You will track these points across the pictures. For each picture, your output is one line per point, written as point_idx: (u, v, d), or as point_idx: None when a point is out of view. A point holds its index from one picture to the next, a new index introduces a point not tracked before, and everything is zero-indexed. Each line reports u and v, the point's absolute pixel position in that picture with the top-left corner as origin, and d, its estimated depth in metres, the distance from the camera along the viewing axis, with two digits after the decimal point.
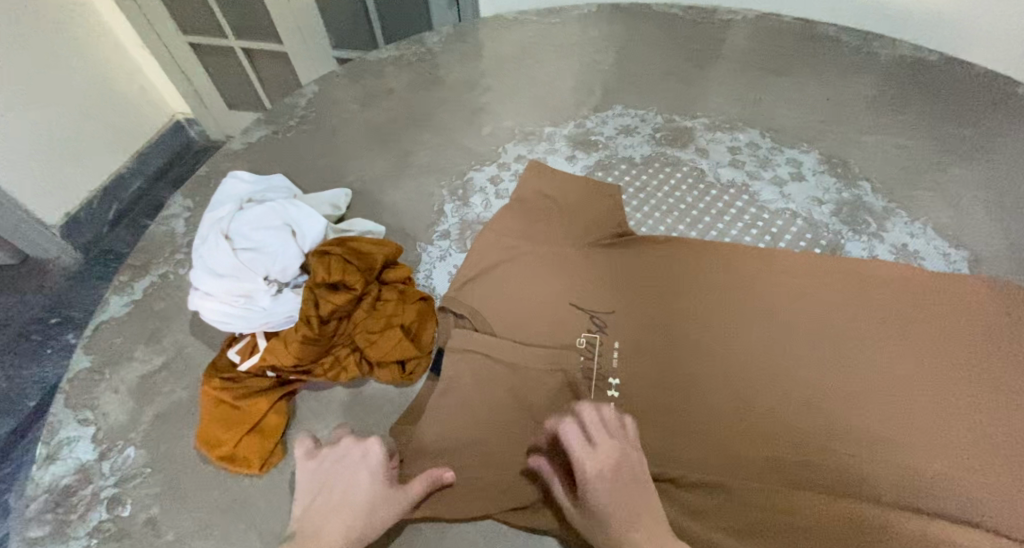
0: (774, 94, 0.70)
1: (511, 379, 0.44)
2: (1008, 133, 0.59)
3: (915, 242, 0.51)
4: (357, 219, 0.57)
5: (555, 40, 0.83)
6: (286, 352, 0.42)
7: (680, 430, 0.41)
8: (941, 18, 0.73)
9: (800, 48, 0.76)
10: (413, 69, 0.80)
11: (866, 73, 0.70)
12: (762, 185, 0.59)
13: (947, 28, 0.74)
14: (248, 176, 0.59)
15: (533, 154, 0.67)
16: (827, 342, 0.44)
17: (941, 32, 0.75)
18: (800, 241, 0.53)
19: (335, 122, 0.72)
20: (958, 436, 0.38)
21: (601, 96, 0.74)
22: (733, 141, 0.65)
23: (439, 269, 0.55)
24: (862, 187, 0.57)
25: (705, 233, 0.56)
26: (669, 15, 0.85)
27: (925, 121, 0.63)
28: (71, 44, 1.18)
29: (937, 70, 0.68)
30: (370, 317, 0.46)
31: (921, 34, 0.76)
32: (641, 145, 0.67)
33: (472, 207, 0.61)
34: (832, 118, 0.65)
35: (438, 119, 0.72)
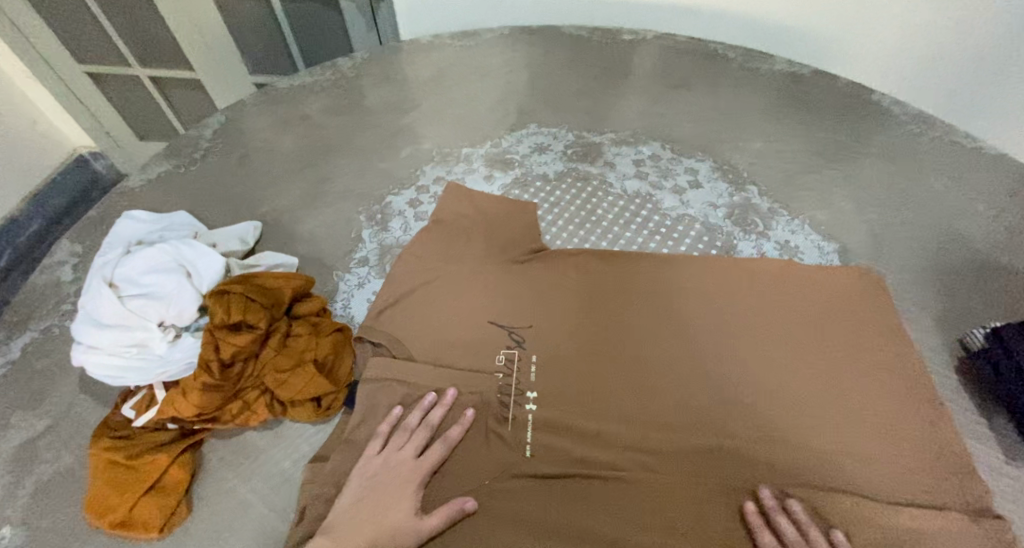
0: (674, 108, 0.76)
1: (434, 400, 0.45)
2: (867, 135, 0.68)
3: (796, 238, 0.57)
4: (267, 252, 0.55)
5: (471, 63, 0.85)
6: (186, 402, 0.40)
7: (598, 434, 0.43)
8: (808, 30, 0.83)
9: (694, 65, 0.82)
10: (327, 95, 0.79)
11: (750, 86, 0.77)
12: (665, 194, 0.63)
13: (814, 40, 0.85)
14: (145, 215, 0.56)
15: (451, 175, 0.68)
16: (728, 337, 0.48)
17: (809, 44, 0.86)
18: (699, 244, 0.58)
19: (245, 152, 0.70)
20: (836, 413, 0.43)
21: (516, 115, 0.77)
22: (638, 154, 0.69)
23: (357, 297, 0.54)
24: (750, 191, 0.62)
25: (616, 242, 0.59)
26: (577, 37, 0.89)
27: (801, 128, 0.70)
28: None
29: (809, 82, 0.76)
30: (279, 355, 0.44)
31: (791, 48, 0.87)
32: (554, 162, 0.70)
33: (391, 231, 0.60)
34: (724, 128, 0.71)
35: (354, 144, 0.71)
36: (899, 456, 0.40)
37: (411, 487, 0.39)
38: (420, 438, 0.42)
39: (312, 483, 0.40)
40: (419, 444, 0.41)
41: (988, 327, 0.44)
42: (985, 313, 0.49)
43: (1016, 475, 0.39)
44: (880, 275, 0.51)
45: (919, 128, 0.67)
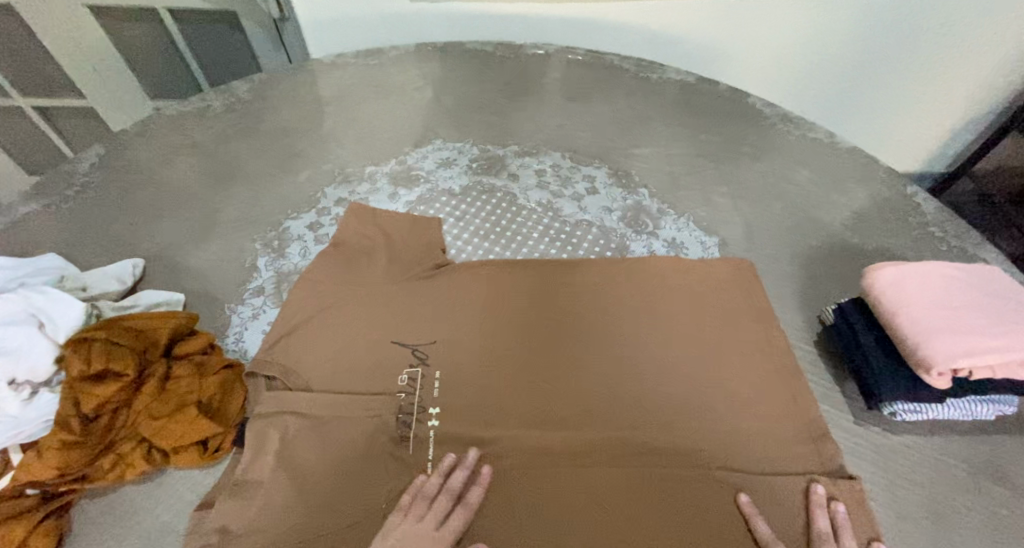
0: (573, 118, 0.79)
1: (333, 427, 0.44)
2: (743, 135, 0.74)
3: (682, 235, 0.61)
4: (148, 291, 0.52)
5: (375, 81, 0.85)
6: (44, 464, 0.37)
7: (500, 443, 0.44)
8: None
9: (592, 76, 0.87)
10: (221, 120, 0.76)
11: (642, 94, 0.83)
12: (564, 202, 0.66)
13: None
14: (4, 261, 0.51)
15: (354, 196, 0.67)
16: (622, 335, 0.50)
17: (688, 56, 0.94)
18: (595, 248, 0.60)
19: (128, 185, 0.66)
20: (715, 395, 0.46)
21: (421, 132, 0.78)
22: (540, 164, 0.71)
23: (251, 329, 0.52)
24: (642, 193, 0.66)
25: (520, 251, 0.61)
26: (481, 52, 0.92)
27: (686, 132, 0.75)
28: None
29: (693, 88, 0.83)
30: (157, 400, 0.41)
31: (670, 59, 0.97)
32: (459, 176, 0.71)
33: (289, 257, 0.59)
34: (618, 135, 0.75)
35: (250, 170, 0.69)
36: (770, 429, 0.44)
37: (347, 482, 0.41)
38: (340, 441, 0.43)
39: (197, 531, 0.38)
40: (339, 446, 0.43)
41: (836, 304, 0.49)
42: (840, 290, 0.55)
43: (861, 434, 0.44)
44: (752, 264, 0.56)
45: (786, 126, 0.75)
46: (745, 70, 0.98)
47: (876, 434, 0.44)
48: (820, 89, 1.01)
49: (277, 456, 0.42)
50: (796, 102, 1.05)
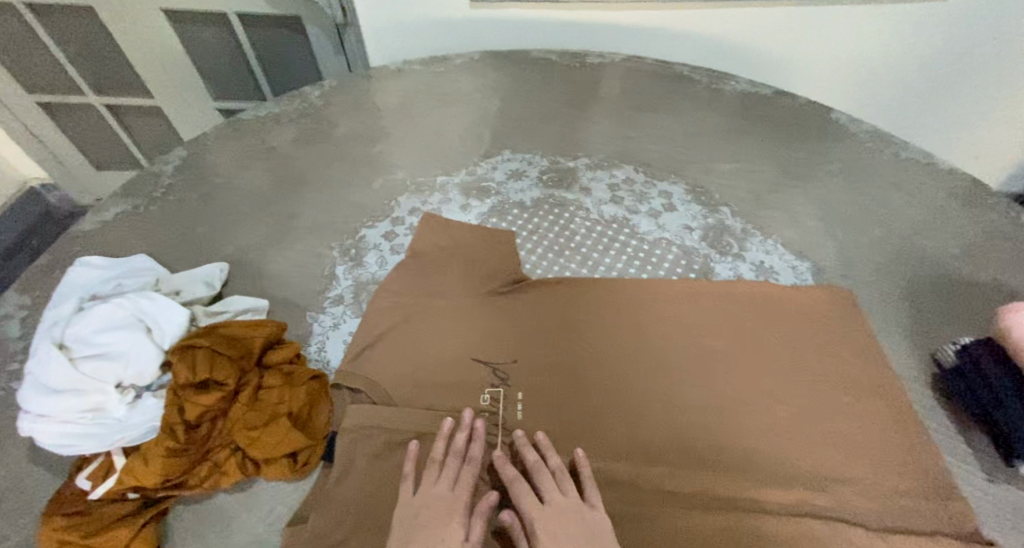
0: (643, 130, 0.77)
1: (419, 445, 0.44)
2: (827, 153, 0.70)
3: (770, 259, 0.58)
4: (235, 296, 0.53)
5: (441, 88, 0.85)
6: (149, 471, 0.37)
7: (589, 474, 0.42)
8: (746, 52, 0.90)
9: (661, 87, 0.84)
10: (295, 125, 0.77)
11: (715, 106, 0.80)
12: (641, 218, 0.64)
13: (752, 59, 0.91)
14: (102, 261, 0.53)
15: (427, 206, 0.67)
16: (712, 364, 0.48)
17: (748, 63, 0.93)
18: (676, 268, 0.58)
19: (210, 188, 0.67)
20: (818, 436, 0.43)
21: (489, 142, 0.77)
22: (612, 178, 0.69)
23: (333, 339, 0.52)
24: (723, 212, 0.63)
25: (595, 269, 0.59)
26: (546, 61, 0.90)
27: (766, 148, 0.72)
28: None
29: (769, 102, 0.79)
30: (251, 410, 0.42)
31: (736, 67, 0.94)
32: (530, 188, 0.69)
33: (366, 267, 0.59)
34: (694, 149, 0.73)
35: (325, 176, 0.70)
36: (885, 479, 0.40)
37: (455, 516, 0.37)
38: (451, 471, 0.40)
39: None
40: (451, 477, 0.39)
41: (958, 343, 0.46)
42: (949, 326, 0.51)
43: (988, 490, 0.41)
44: (852, 294, 0.53)
45: (876, 144, 0.70)
46: (818, 83, 0.94)
47: (1006, 490, 0.41)
48: (899, 104, 0.96)
49: (365, 472, 0.41)
50: (872, 117, 0.99)
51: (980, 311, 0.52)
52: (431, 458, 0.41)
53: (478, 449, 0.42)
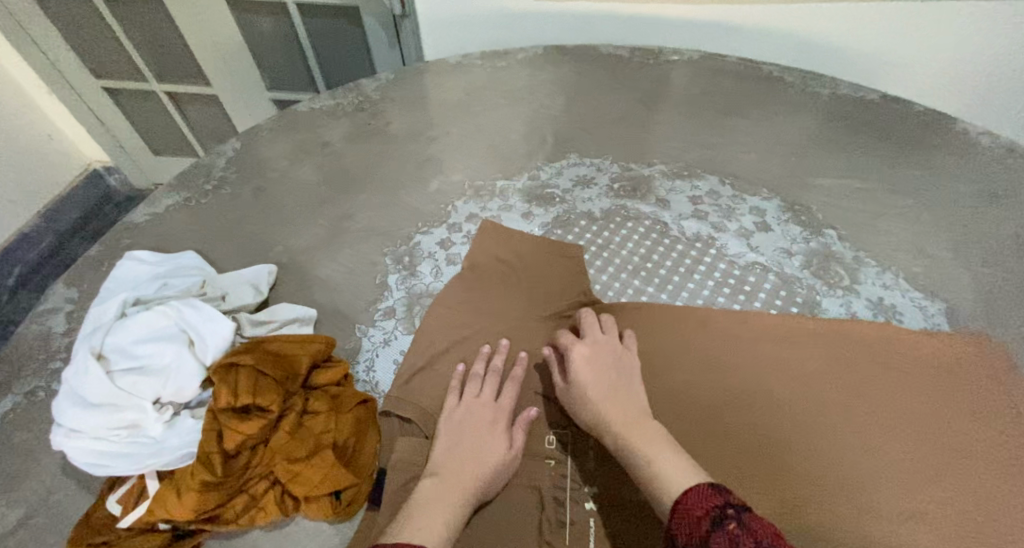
0: (727, 136, 0.69)
1: None
2: (953, 170, 0.60)
3: (890, 295, 0.49)
4: (282, 304, 0.49)
5: (503, 84, 0.79)
6: (180, 505, 0.33)
7: None
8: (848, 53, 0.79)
9: (746, 87, 0.75)
10: (349, 119, 0.73)
11: (811, 112, 0.70)
12: (729, 237, 0.56)
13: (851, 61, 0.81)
14: (151, 257, 0.51)
15: (486, 212, 0.61)
16: (834, 428, 0.40)
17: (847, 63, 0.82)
18: (775, 299, 0.50)
19: (261, 183, 0.64)
20: (971, 532, 0.34)
21: (554, 143, 0.70)
22: (694, 190, 0.62)
23: (383, 357, 0.47)
24: (828, 235, 0.55)
25: (678, 295, 0.51)
26: (616, 56, 0.83)
27: (876, 161, 0.62)
28: None
29: (876, 108, 0.69)
30: (293, 440, 0.37)
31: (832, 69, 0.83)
32: (600, 198, 0.62)
33: (420, 277, 0.54)
34: (789, 161, 0.64)
35: (379, 175, 0.65)
36: None
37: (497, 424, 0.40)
38: (493, 384, 0.42)
39: None
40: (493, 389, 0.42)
41: None
42: None
43: None
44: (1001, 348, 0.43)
45: (1016, 163, 0.59)
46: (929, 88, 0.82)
47: None
48: None
49: None
50: (994, 129, 0.85)
51: None
52: (473, 372, 0.43)
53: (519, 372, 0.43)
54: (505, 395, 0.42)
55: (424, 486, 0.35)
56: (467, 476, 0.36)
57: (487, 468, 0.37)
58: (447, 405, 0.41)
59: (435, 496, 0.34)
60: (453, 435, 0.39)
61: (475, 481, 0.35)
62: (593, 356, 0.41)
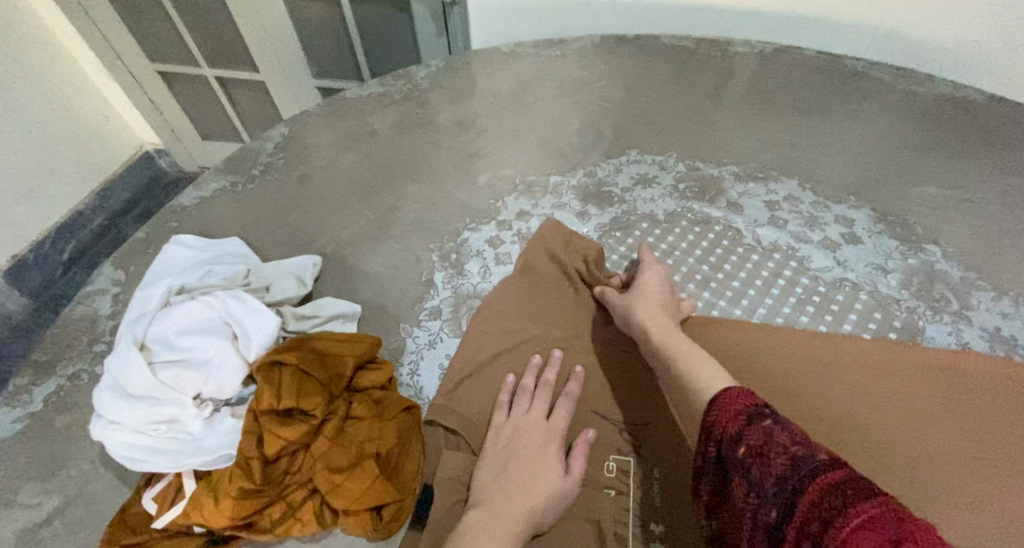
0: (807, 136, 0.62)
1: None
2: None
3: (1010, 326, 0.42)
4: (326, 297, 0.46)
5: (557, 75, 0.75)
6: (216, 510, 0.31)
7: None
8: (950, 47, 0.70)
9: (828, 84, 0.68)
10: (398, 107, 0.70)
11: (904, 113, 0.63)
12: (812, 249, 0.50)
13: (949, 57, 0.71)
14: (196, 242, 0.50)
15: (538, 210, 0.57)
16: (952, 477, 0.34)
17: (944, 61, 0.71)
18: (869, 323, 0.44)
19: (307, 170, 0.62)
20: None
21: (612, 139, 0.66)
22: (770, 194, 0.56)
23: (428, 361, 0.44)
24: (930, 251, 0.48)
25: (755, 310, 0.46)
26: (680, 48, 0.77)
27: (986, 171, 0.55)
28: (33, 75, 1.16)
29: (983, 110, 0.61)
30: (334, 447, 0.34)
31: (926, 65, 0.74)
32: (663, 198, 0.57)
33: (468, 276, 0.50)
34: (880, 167, 0.57)
35: (427, 166, 0.62)
36: None
37: (552, 447, 0.36)
38: (545, 400, 0.38)
39: None
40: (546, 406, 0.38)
41: None
42: None
43: None
44: None
45: None
46: None
47: None
48: None
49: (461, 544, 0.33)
50: None
51: None
52: (523, 386, 0.40)
53: (574, 387, 0.40)
54: (556, 412, 0.38)
55: (472, 514, 0.31)
56: (516, 505, 0.32)
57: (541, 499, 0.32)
58: (496, 422, 0.38)
59: (486, 523, 0.30)
60: (501, 456, 0.35)
61: (529, 510, 0.32)
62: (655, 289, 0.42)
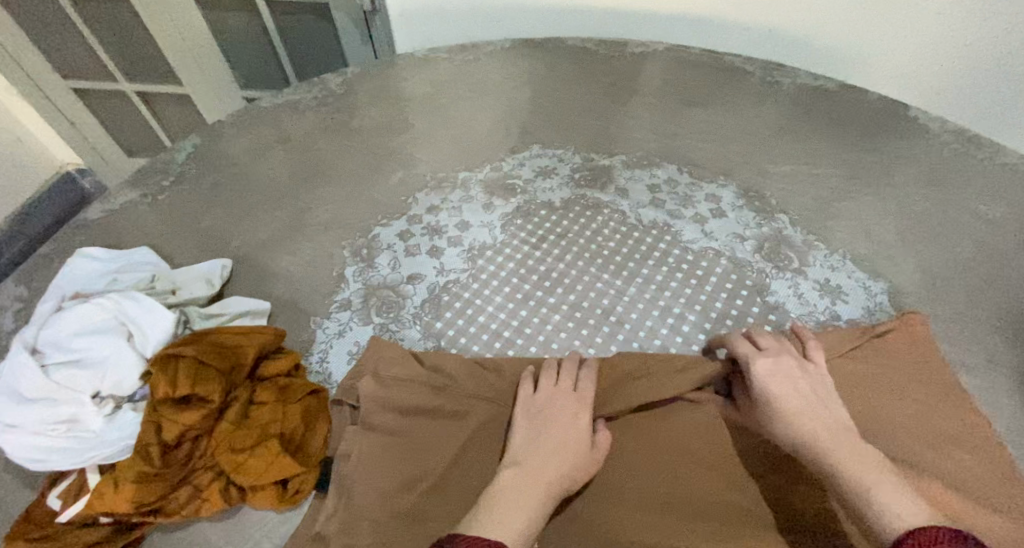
0: (688, 126, 0.69)
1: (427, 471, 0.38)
2: (906, 156, 0.61)
3: (837, 276, 0.50)
4: (235, 297, 0.49)
5: (469, 77, 0.80)
6: (116, 497, 0.33)
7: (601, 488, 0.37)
8: (809, 40, 0.80)
9: (710, 79, 0.76)
10: (313, 114, 0.73)
11: (772, 102, 0.71)
12: (685, 224, 0.57)
13: (810, 46, 0.81)
14: (101, 252, 0.51)
15: (446, 203, 0.62)
16: None
17: (805, 50, 0.82)
18: (725, 283, 0.51)
19: (221, 178, 0.64)
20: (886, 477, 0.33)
21: (519, 135, 0.71)
22: (653, 178, 0.62)
23: (337, 348, 0.47)
24: (780, 220, 0.56)
25: (633, 279, 0.52)
26: (582, 49, 0.83)
27: (831, 148, 0.64)
28: None
29: (835, 96, 0.70)
30: (237, 431, 0.37)
31: (796, 57, 0.83)
32: (560, 188, 0.63)
33: (378, 269, 0.54)
34: (747, 149, 0.65)
35: (341, 169, 0.65)
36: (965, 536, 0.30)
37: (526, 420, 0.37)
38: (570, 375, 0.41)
39: None
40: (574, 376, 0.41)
41: None
42: None
43: None
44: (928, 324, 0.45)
45: (964, 147, 0.61)
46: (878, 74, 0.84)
47: None
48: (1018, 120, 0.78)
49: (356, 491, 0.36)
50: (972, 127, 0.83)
51: None
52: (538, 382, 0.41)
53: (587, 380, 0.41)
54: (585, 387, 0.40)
55: (510, 473, 0.31)
56: (552, 470, 0.32)
57: (566, 465, 0.33)
58: (522, 396, 0.39)
59: (509, 489, 0.30)
60: (528, 427, 0.36)
61: (555, 481, 0.32)
62: (788, 372, 0.36)
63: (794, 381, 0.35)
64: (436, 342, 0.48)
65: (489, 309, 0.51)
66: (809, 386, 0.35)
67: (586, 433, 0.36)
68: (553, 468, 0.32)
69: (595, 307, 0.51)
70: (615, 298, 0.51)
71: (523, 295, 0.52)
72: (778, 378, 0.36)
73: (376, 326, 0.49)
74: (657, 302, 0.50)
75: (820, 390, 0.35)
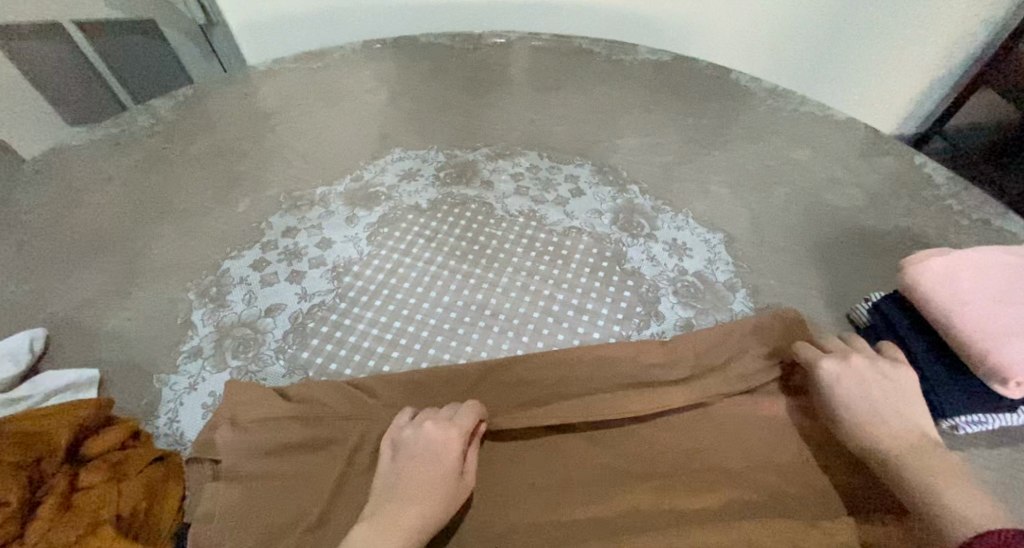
0: (546, 111, 0.71)
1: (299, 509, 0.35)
2: (733, 116, 0.68)
3: (682, 235, 0.54)
4: (50, 372, 0.43)
5: (320, 87, 0.75)
6: None
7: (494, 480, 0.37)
8: (646, 18, 0.86)
9: (562, 63, 0.78)
10: (140, 146, 0.65)
11: (619, 79, 0.75)
12: (548, 208, 0.58)
13: (648, 22, 0.86)
14: None
15: (304, 223, 0.58)
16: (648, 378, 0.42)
17: (645, 27, 0.87)
18: (588, 259, 0.53)
19: (25, 235, 0.54)
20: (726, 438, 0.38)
21: (378, 141, 0.68)
22: (516, 167, 0.63)
23: (188, 404, 0.43)
24: (632, 191, 0.59)
25: (504, 270, 0.53)
26: (438, 45, 0.82)
27: (671, 117, 0.69)
28: None
29: (672, 68, 0.76)
30: (54, 527, 0.31)
31: (639, 35, 0.89)
32: (426, 189, 0.62)
33: (230, 307, 0.49)
34: (600, 128, 0.68)
35: (180, 204, 0.59)
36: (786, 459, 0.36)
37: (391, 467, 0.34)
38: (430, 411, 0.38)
39: None
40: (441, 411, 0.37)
41: (870, 301, 0.44)
42: (864, 281, 0.50)
43: None
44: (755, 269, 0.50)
45: (777, 103, 0.68)
46: None
47: None
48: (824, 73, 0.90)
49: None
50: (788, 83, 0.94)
51: (896, 265, 0.50)
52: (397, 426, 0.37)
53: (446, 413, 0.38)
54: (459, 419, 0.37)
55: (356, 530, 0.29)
56: (408, 516, 0.31)
57: (426, 508, 0.31)
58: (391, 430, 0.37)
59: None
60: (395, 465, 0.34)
61: (415, 524, 0.30)
62: (863, 375, 0.35)
63: (871, 389, 0.34)
64: (303, 374, 0.45)
65: (360, 327, 0.49)
66: (888, 393, 0.34)
67: (454, 464, 0.34)
68: (409, 515, 0.31)
69: (469, 305, 0.50)
70: (487, 292, 0.51)
71: (394, 307, 0.50)
72: (852, 384, 0.35)
73: (233, 370, 0.45)
74: (528, 288, 0.51)
75: (903, 400, 0.34)
